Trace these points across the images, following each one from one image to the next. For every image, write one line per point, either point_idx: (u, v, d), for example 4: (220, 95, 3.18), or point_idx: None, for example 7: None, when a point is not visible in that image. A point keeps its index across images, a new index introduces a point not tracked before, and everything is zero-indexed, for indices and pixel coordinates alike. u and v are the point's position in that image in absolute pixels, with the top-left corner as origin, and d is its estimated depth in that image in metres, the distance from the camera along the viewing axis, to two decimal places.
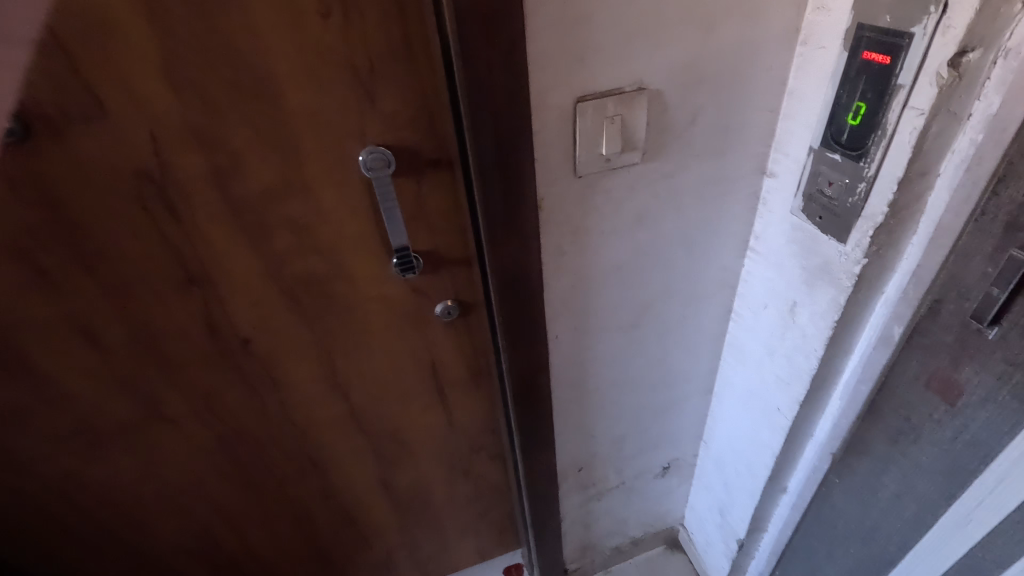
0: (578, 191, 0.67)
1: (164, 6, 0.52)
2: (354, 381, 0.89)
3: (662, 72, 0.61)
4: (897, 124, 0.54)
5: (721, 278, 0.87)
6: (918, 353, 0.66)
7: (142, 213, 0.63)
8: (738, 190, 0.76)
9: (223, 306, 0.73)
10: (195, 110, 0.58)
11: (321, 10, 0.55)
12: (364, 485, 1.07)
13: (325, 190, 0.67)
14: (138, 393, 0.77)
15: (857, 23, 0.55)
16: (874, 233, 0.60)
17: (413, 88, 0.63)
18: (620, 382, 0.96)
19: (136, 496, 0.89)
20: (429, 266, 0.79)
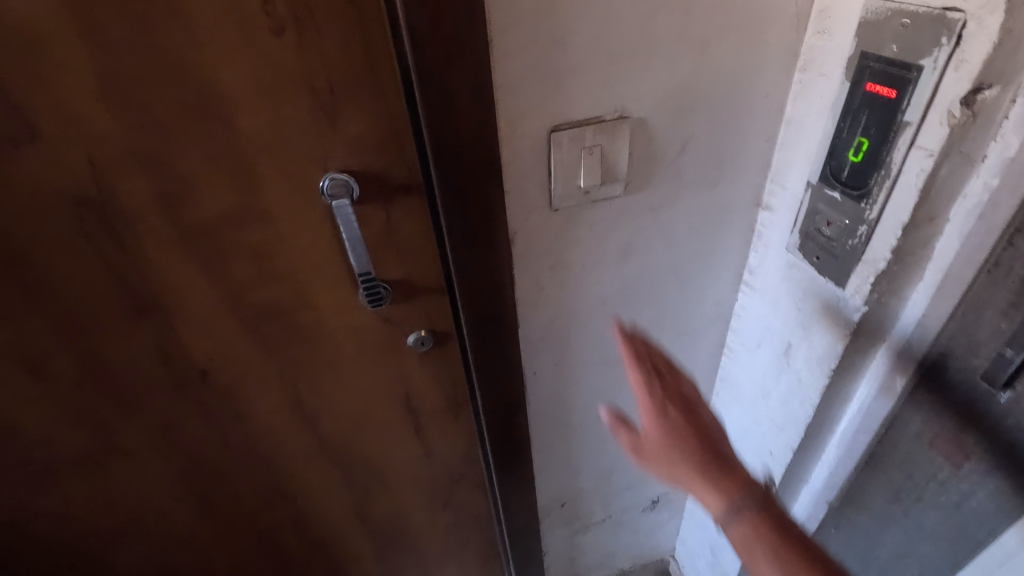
0: (556, 225, 0.62)
1: (98, 24, 0.47)
2: (323, 412, 0.84)
3: (649, 98, 0.55)
4: (903, 165, 0.49)
5: (714, 312, 0.82)
6: (922, 409, 0.60)
7: (84, 241, 0.58)
8: (731, 222, 0.71)
9: (178, 337, 0.68)
10: (136, 133, 0.53)
11: (274, 27, 0.50)
12: (338, 517, 1.01)
13: (285, 217, 0.62)
14: (90, 426, 0.73)
15: (861, 51, 0.50)
16: (876, 279, 0.56)
17: (377, 110, 0.57)
18: (605, 418, 0.91)
19: (92, 527, 0.84)
20: (401, 297, 0.73)
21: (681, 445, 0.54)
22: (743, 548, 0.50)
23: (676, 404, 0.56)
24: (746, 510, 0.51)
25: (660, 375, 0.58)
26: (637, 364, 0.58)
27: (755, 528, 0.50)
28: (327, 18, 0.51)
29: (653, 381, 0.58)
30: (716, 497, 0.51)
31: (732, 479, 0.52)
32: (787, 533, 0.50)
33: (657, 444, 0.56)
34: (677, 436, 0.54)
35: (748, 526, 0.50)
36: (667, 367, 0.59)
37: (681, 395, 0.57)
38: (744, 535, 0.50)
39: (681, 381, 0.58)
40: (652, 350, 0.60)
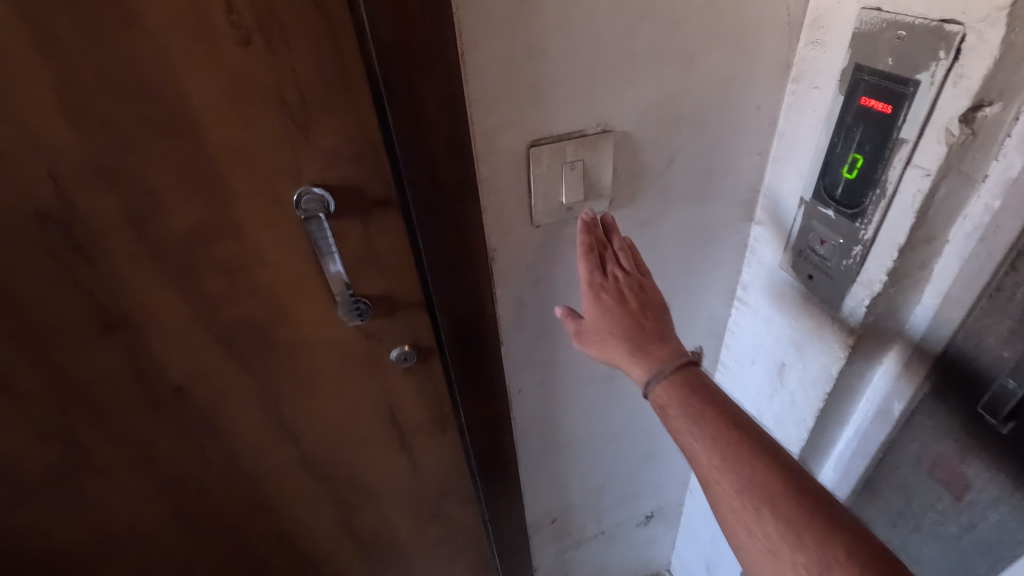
0: (537, 241, 0.61)
1: (54, 34, 0.45)
2: (305, 428, 0.81)
3: (632, 111, 0.55)
4: (899, 184, 0.47)
5: (707, 327, 0.80)
6: (919, 436, 0.58)
7: (49, 255, 0.56)
8: (722, 236, 0.69)
9: (151, 353, 0.66)
10: (99, 146, 0.51)
11: (240, 36, 0.48)
12: (323, 535, 0.98)
13: (258, 231, 0.60)
14: (63, 442, 0.71)
15: (855, 63, 0.49)
16: (871, 301, 0.53)
17: (353, 122, 0.55)
18: (594, 433, 0.89)
19: (68, 542, 0.83)
20: (382, 312, 0.71)
21: (612, 326, 0.56)
22: (666, 400, 0.53)
23: (614, 292, 0.57)
24: (668, 369, 0.54)
25: (604, 269, 0.58)
26: (584, 253, 0.58)
27: (675, 385, 0.53)
28: (296, 27, 0.48)
29: (596, 273, 0.58)
30: (639, 358, 0.55)
31: (657, 345, 0.55)
32: (703, 389, 0.54)
33: (595, 326, 0.57)
34: (610, 323, 0.56)
35: (670, 383, 0.54)
36: (614, 260, 0.58)
37: (625, 289, 0.57)
38: (666, 386, 0.54)
39: (620, 272, 0.58)
40: (606, 241, 0.59)
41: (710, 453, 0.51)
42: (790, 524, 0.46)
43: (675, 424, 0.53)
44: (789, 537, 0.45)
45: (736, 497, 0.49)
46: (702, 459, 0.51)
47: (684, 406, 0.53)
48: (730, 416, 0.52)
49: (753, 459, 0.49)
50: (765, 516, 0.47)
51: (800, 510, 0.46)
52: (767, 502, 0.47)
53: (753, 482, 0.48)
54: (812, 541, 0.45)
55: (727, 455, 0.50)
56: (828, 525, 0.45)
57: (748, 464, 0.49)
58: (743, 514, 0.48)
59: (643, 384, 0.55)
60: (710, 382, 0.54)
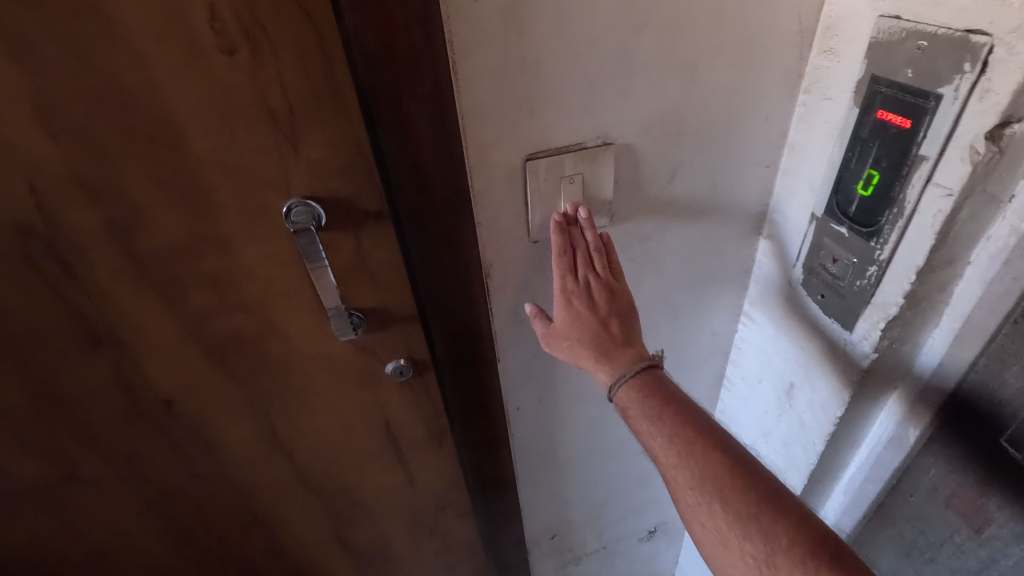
0: (534, 256, 0.59)
1: (29, 43, 0.43)
2: (298, 443, 0.79)
3: (633, 123, 0.53)
4: (918, 204, 0.44)
5: (712, 343, 0.77)
6: (937, 463, 0.55)
7: (30, 269, 0.54)
8: (728, 251, 0.67)
9: (137, 367, 0.64)
10: (79, 158, 0.49)
11: (223, 45, 0.46)
12: (317, 549, 0.96)
13: (246, 244, 0.58)
14: (50, 455, 0.70)
15: (871, 75, 0.46)
16: (887, 324, 0.50)
17: (343, 133, 0.53)
18: (595, 449, 0.87)
19: (59, 554, 0.81)
20: (376, 327, 0.68)
21: (579, 333, 0.55)
22: (627, 403, 0.53)
23: (584, 296, 0.55)
24: (629, 371, 0.53)
25: (577, 273, 0.55)
26: (557, 256, 0.54)
27: (634, 388, 0.53)
28: (281, 34, 0.46)
29: (567, 278, 0.55)
30: (603, 361, 0.54)
31: (620, 346, 0.55)
32: (659, 388, 0.53)
33: (563, 331, 0.56)
34: (578, 331, 0.55)
35: (631, 385, 0.53)
36: (587, 262, 0.55)
37: (596, 293, 0.55)
38: (628, 389, 0.53)
39: (592, 276, 0.55)
40: (580, 241, 0.55)
41: (666, 452, 0.51)
42: (738, 518, 0.47)
43: (637, 426, 0.53)
44: (738, 530, 0.46)
45: (691, 493, 0.49)
46: (660, 457, 0.52)
47: (644, 408, 0.52)
48: (687, 414, 0.52)
49: (708, 456, 0.50)
50: (717, 511, 0.48)
51: (749, 503, 0.47)
52: (718, 497, 0.48)
53: (707, 479, 0.49)
54: (759, 532, 0.46)
55: (682, 453, 0.50)
56: (774, 516, 0.46)
57: (702, 461, 0.50)
58: (697, 508, 0.49)
59: (607, 387, 0.55)
60: (666, 380, 0.54)
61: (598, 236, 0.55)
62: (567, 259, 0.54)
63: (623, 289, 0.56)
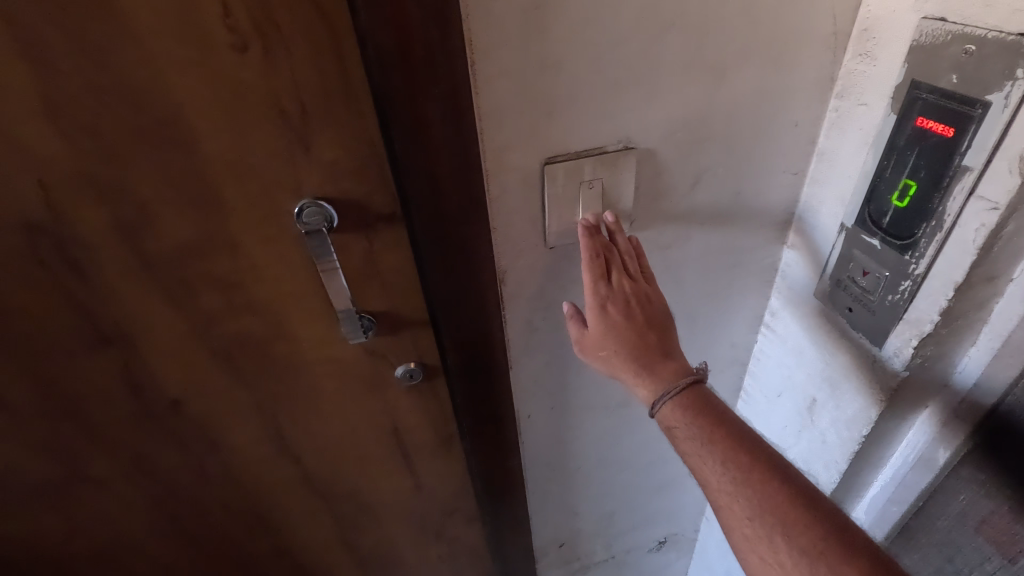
0: (549, 263, 0.57)
1: (38, 38, 0.42)
2: (305, 446, 0.78)
3: (657, 128, 0.51)
4: (959, 217, 0.42)
5: (730, 354, 0.75)
6: (968, 488, 0.53)
7: (39, 268, 0.54)
8: (751, 260, 0.65)
9: (145, 367, 0.64)
10: (90, 156, 0.48)
11: (235, 42, 0.45)
12: (323, 552, 0.95)
13: (255, 246, 0.57)
14: (58, 453, 0.69)
15: (912, 80, 0.44)
16: (920, 342, 0.48)
17: (355, 134, 0.51)
18: (606, 459, 0.85)
19: (65, 551, 0.81)
20: (385, 330, 0.67)
21: (619, 343, 0.52)
22: (674, 422, 0.51)
23: (620, 303, 0.53)
24: (673, 388, 0.52)
25: (610, 278, 0.53)
26: (589, 260, 0.52)
27: (680, 406, 0.51)
28: (293, 31, 0.45)
29: (600, 283, 0.52)
30: (644, 375, 0.52)
31: (649, 355, 0.53)
32: (709, 409, 0.51)
33: (599, 340, 0.53)
34: (617, 341, 0.52)
35: (676, 403, 0.51)
36: (619, 267, 0.53)
37: (632, 299, 0.53)
38: (672, 407, 0.51)
39: (626, 280, 0.53)
40: (612, 246, 0.53)
41: (721, 479, 0.49)
42: (803, 554, 0.44)
43: (685, 448, 0.51)
44: (804, 566, 0.44)
45: (748, 525, 0.47)
46: (713, 484, 0.50)
47: (692, 429, 0.51)
48: (741, 439, 0.50)
49: (765, 484, 0.48)
50: (779, 545, 0.45)
51: (816, 540, 0.45)
52: (780, 530, 0.46)
53: (767, 511, 0.47)
54: (828, 571, 0.43)
55: (739, 481, 0.48)
56: (844, 554, 0.44)
57: (761, 491, 0.47)
58: (756, 541, 0.47)
59: (648, 404, 0.53)
60: (717, 402, 0.52)
61: (628, 240, 0.54)
62: (599, 263, 0.52)
63: (656, 296, 0.54)
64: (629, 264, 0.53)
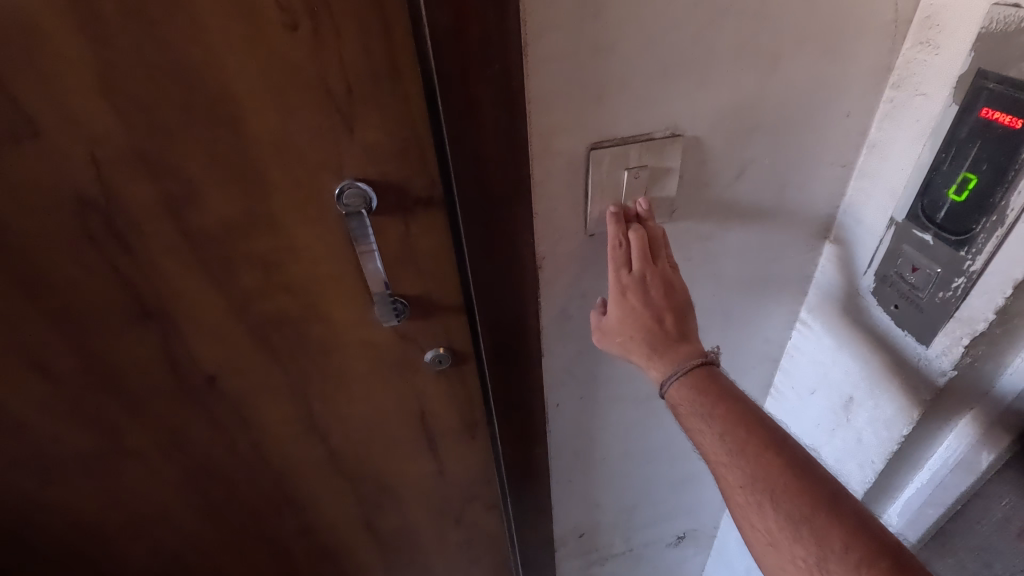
0: (588, 250, 0.57)
1: (95, 12, 0.43)
2: (334, 427, 0.79)
3: (705, 115, 0.50)
4: (1023, 212, 0.41)
5: (762, 350, 0.75)
6: (1012, 492, 0.51)
7: (86, 241, 0.55)
8: (792, 254, 0.64)
9: (183, 343, 0.65)
10: (141, 132, 0.49)
11: (287, 21, 0.45)
12: (346, 531, 0.97)
13: (295, 225, 0.57)
14: (97, 424, 0.71)
15: (978, 69, 0.43)
16: (972, 341, 0.47)
17: (400, 116, 0.51)
18: (631, 451, 0.85)
19: (100, 519, 0.83)
20: (418, 315, 0.67)
21: (634, 328, 0.52)
22: (680, 401, 0.51)
23: (640, 290, 0.52)
24: (681, 368, 0.51)
25: (632, 265, 0.52)
26: (613, 248, 0.52)
27: (686, 385, 0.51)
28: (345, 12, 0.45)
29: (622, 271, 0.52)
30: (655, 358, 0.52)
31: (673, 343, 0.52)
32: (713, 385, 0.51)
33: (615, 327, 0.54)
34: (632, 326, 0.52)
35: (683, 382, 0.51)
36: (643, 255, 0.52)
37: (651, 286, 0.52)
38: (680, 387, 0.51)
39: (649, 269, 0.52)
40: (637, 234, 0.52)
41: (716, 449, 0.49)
42: (790, 520, 0.45)
43: (688, 422, 0.51)
44: (790, 533, 0.45)
45: (740, 492, 0.48)
46: (710, 454, 0.50)
47: (695, 406, 0.50)
48: (740, 411, 0.50)
49: (760, 457, 0.48)
50: (768, 513, 0.46)
51: (803, 506, 0.45)
52: (769, 499, 0.46)
53: (758, 479, 0.47)
54: (812, 535, 0.44)
55: (734, 451, 0.48)
56: (829, 519, 0.44)
57: (753, 461, 0.48)
58: (747, 508, 0.48)
59: (659, 384, 0.53)
60: (723, 377, 0.51)
61: (654, 230, 0.52)
62: (622, 251, 0.52)
63: (678, 283, 0.53)
64: (656, 251, 0.52)
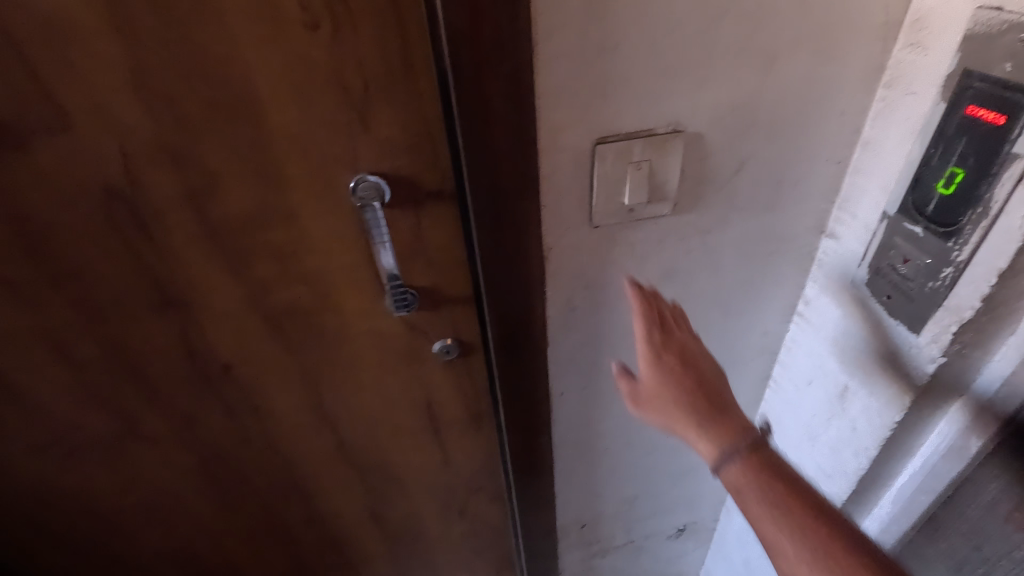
0: (592, 244, 0.59)
1: (127, 10, 0.45)
2: (343, 416, 0.81)
3: (705, 112, 0.52)
4: (1006, 204, 0.43)
5: (761, 342, 0.78)
6: (999, 477, 0.53)
7: (112, 230, 0.57)
8: (790, 247, 0.66)
9: (201, 331, 0.67)
10: (167, 126, 0.52)
11: (308, 21, 0.47)
12: (353, 520, 0.99)
13: (311, 217, 0.60)
14: (116, 412, 0.74)
15: (964, 69, 0.45)
16: (959, 329, 0.49)
17: (413, 112, 0.54)
18: (633, 442, 0.87)
19: (115, 504, 0.86)
20: (426, 305, 0.70)
21: (675, 391, 0.55)
22: (740, 483, 0.50)
23: (673, 354, 0.57)
24: (737, 452, 0.51)
25: (660, 334, 0.58)
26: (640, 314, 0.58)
27: (748, 469, 0.50)
28: (363, 12, 0.48)
29: (652, 337, 0.58)
30: (707, 433, 0.52)
31: (722, 424, 0.53)
32: (779, 474, 0.49)
33: (654, 391, 0.56)
34: (672, 388, 0.55)
35: (743, 465, 0.50)
36: (667, 326, 0.58)
37: (682, 351, 0.57)
38: (739, 470, 0.50)
39: (677, 334, 0.58)
40: (659, 308, 0.59)
41: (797, 548, 0.45)
42: None
43: (755, 514, 0.49)
44: None
45: None
46: (789, 558, 0.46)
47: (761, 492, 0.49)
48: (815, 503, 0.48)
49: (849, 558, 0.44)
50: None
51: None
52: None
53: None
54: None
55: (820, 553, 0.45)
56: None
57: (844, 564, 0.44)
58: None
59: (714, 465, 0.52)
60: (789, 468, 0.50)
61: (673, 310, 0.60)
62: (649, 316, 0.58)
63: (707, 358, 0.57)
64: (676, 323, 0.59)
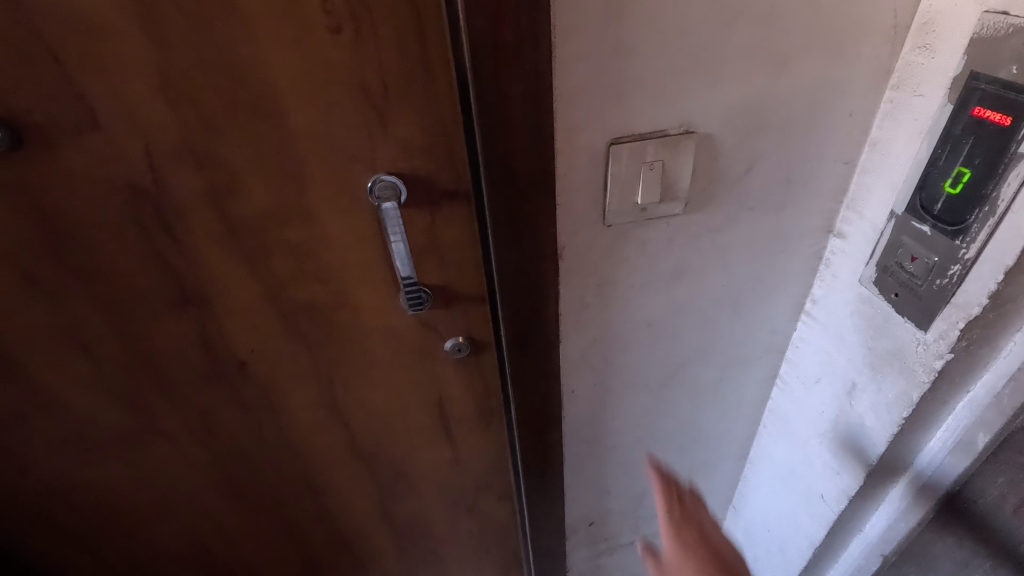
0: (605, 242, 0.60)
1: (157, 13, 0.47)
2: (356, 414, 0.82)
3: (717, 113, 0.54)
4: (1012, 203, 0.44)
5: (768, 341, 0.79)
6: (1007, 467, 0.58)
7: (136, 229, 0.59)
8: (798, 246, 0.67)
9: (220, 328, 0.68)
10: (192, 126, 0.53)
11: (332, 24, 0.49)
12: (363, 517, 1.00)
13: (330, 216, 0.61)
14: (135, 408, 0.75)
15: (971, 71, 0.47)
16: (967, 325, 0.50)
17: (431, 113, 0.55)
18: (641, 440, 0.88)
19: (130, 500, 0.87)
20: (439, 303, 0.71)
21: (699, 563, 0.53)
22: None
23: (691, 527, 0.57)
24: None
25: (678, 507, 0.59)
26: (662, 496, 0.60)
27: None
28: (385, 16, 0.49)
29: (671, 516, 0.59)
30: None
31: None
32: None
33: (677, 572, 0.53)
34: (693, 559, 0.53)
35: None
36: (685, 507, 0.59)
37: (699, 528, 0.57)
38: None
39: (698, 519, 0.58)
40: (676, 487, 0.61)
41: None
42: None
43: None
44: None
45: None
46: None
47: None
48: None
49: None
50: None
51: None
52: None
53: None
54: None
55: None
56: None
57: None
58: None
59: None
60: None
61: (691, 492, 0.61)
62: (668, 496, 0.60)
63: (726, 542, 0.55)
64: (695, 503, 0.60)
